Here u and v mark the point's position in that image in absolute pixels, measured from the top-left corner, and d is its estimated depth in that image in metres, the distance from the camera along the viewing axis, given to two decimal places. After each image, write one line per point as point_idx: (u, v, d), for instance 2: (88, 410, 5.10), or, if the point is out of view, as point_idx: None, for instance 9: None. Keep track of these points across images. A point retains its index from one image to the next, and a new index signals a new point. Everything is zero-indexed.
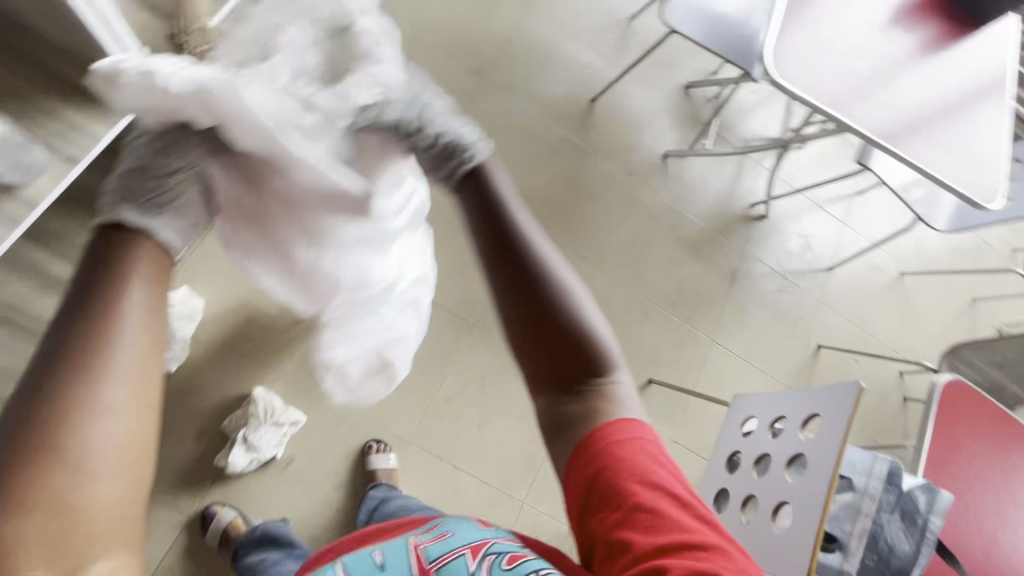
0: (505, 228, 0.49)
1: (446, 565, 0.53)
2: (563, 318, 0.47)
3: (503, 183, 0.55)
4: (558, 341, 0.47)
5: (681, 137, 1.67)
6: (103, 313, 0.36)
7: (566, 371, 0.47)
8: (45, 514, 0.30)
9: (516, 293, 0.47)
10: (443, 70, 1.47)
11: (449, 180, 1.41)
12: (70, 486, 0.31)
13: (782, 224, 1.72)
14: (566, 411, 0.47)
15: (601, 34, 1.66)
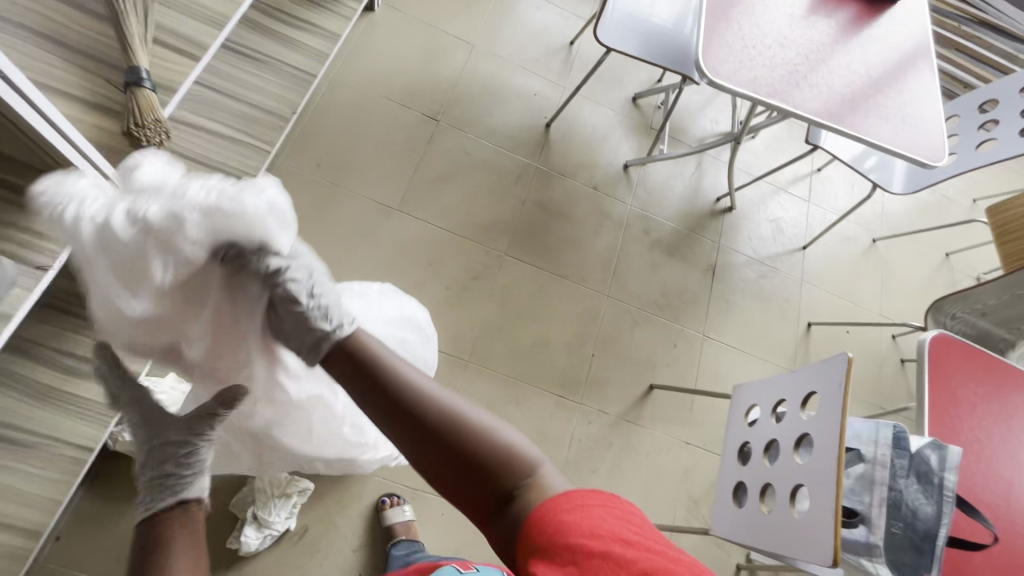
0: (382, 390, 0.52)
1: None
2: (469, 442, 0.50)
3: (373, 341, 0.56)
4: (471, 466, 0.50)
5: (637, 146, 1.73)
6: None
7: (491, 484, 0.50)
8: None
9: (415, 440, 0.50)
10: (400, 120, 1.51)
11: (422, 223, 1.43)
12: None
13: (750, 212, 1.76)
14: (505, 518, 0.49)
15: (545, 62, 1.73)
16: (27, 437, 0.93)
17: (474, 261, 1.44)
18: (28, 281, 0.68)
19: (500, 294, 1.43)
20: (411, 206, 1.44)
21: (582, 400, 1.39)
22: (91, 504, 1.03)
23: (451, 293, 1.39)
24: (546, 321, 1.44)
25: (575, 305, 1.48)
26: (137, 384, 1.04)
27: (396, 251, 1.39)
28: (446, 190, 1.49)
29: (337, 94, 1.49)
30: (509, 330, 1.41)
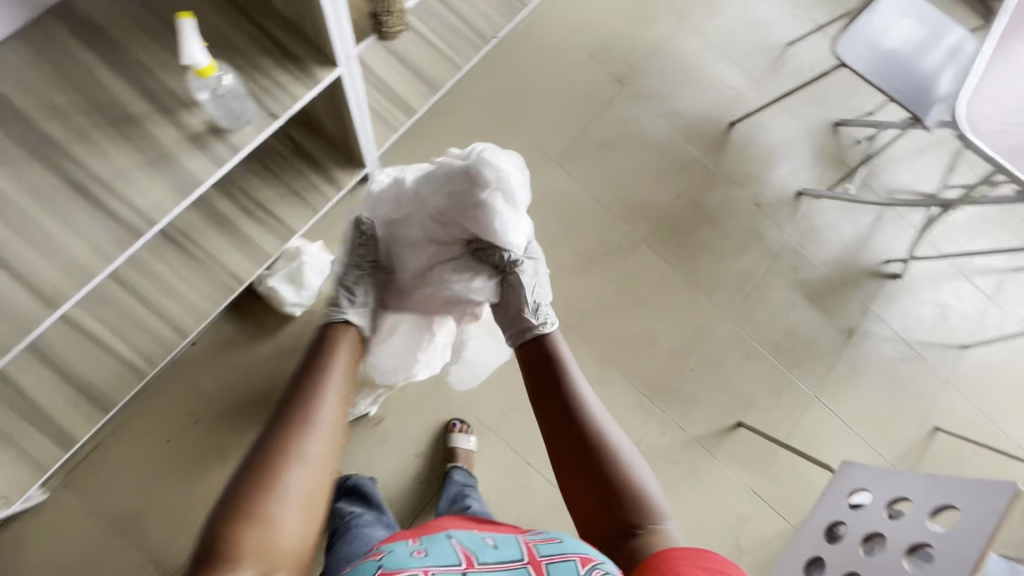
0: (563, 396, 0.72)
1: (557, 564, 0.52)
2: (603, 457, 0.66)
3: (561, 348, 0.79)
4: (601, 471, 0.66)
5: (820, 176, 1.57)
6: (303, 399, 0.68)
7: (620, 515, 0.63)
8: (248, 526, 0.54)
9: (566, 439, 0.69)
10: (587, 74, 1.48)
11: (572, 182, 1.42)
12: (273, 507, 0.57)
13: (917, 287, 1.56)
14: (624, 541, 0.61)
15: (754, 57, 1.59)
16: (201, 253, 1.07)
17: (608, 237, 1.41)
18: (258, 125, 0.76)
19: (622, 277, 1.40)
20: (567, 163, 1.43)
21: (664, 409, 1.36)
22: (226, 327, 1.17)
23: (576, 260, 1.38)
24: (657, 319, 1.40)
25: (692, 315, 1.42)
26: (292, 246, 1.16)
27: (539, 202, 1.40)
28: (606, 158, 1.45)
29: (537, 30, 1.47)
30: (618, 315, 1.38)
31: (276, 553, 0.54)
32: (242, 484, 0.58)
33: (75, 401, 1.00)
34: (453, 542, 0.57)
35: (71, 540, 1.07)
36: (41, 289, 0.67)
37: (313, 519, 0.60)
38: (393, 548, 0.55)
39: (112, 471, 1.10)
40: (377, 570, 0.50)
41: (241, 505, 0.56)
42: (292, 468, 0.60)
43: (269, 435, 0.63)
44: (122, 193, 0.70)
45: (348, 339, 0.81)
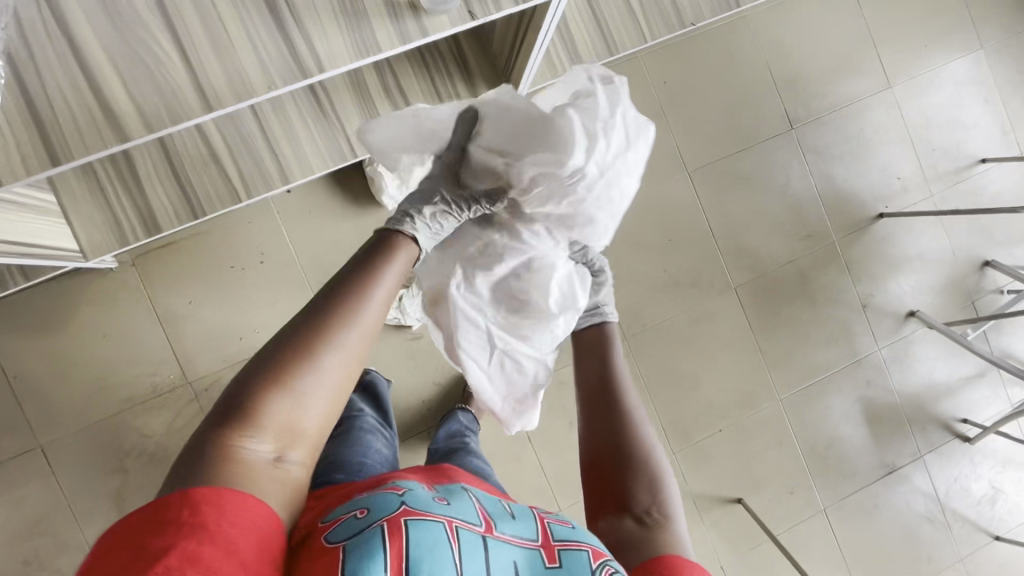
0: (609, 374, 0.73)
1: (574, 553, 0.51)
2: (632, 442, 0.66)
3: (616, 335, 0.80)
4: (626, 455, 0.65)
5: (942, 307, 1.44)
6: (357, 277, 0.59)
7: (631, 493, 0.61)
8: (270, 402, 0.49)
9: (603, 416, 0.69)
10: (761, 101, 1.37)
11: (693, 200, 1.35)
12: (298, 384, 0.51)
13: (980, 459, 1.45)
14: (630, 531, 0.58)
15: (937, 157, 1.44)
16: (332, 112, 1.07)
17: (703, 269, 1.35)
18: (455, 18, 0.73)
19: (698, 313, 1.35)
20: (698, 180, 1.35)
21: (676, 452, 1.33)
22: (323, 190, 1.20)
23: (662, 277, 1.34)
24: (711, 367, 1.35)
25: (745, 380, 1.36)
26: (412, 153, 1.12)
27: (654, 205, 1.34)
28: (739, 192, 1.37)
29: (734, 34, 1.37)
30: (676, 346, 1.34)
31: (293, 438, 0.50)
32: (273, 352, 0.51)
33: (173, 197, 1.04)
34: (472, 500, 0.55)
35: (120, 314, 1.14)
36: (201, 87, 0.68)
37: (338, 411, 0.54)
38: (413, 487, 0.53)
39: (175, 269, 1.16)
40: (401, 503, 0.49)
41: (274, 373, 0.50)
42: (325, 351, 0.52)
43: (317, 305, 0.55)
44: (307, 30, 0.69)
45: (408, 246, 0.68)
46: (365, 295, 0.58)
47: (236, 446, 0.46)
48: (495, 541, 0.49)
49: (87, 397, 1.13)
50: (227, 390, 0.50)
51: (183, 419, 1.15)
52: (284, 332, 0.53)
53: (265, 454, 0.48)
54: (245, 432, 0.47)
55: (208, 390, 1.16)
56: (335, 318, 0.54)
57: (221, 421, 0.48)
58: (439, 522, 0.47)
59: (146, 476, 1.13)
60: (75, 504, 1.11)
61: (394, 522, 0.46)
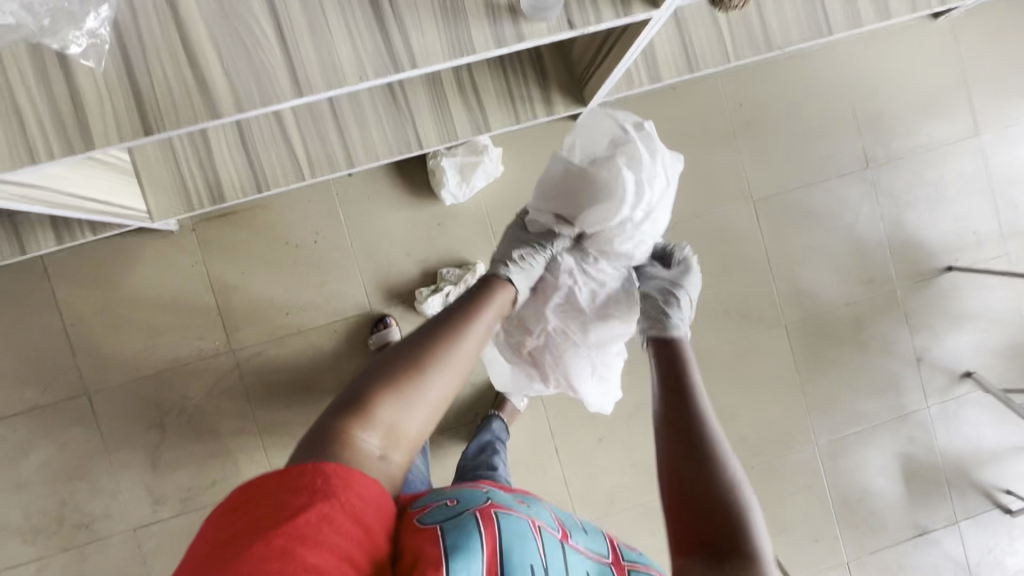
0: (684, 394, 0.66)
1: (642, 574, 0.53)
2: (711, 467, 0.58)
3: (689, 358, 0.73)
4: (703, 482, 0.57)
5: (1001, 372, 1.37)
6: (463, 314, 0.70)
7: (713, 535, 0.53)
8: (382, 406, 0.58)
9: (676, 436, 0.61)
10: (838, 134, 1.32)
11: (753, 229, 1.31)
12: (409, 396, 0.60)
13: (1019, 533, 1.39)
14: None
15: (1019, 215, 1.37)
16: (405, 102, 1.06)
17: (755, 301, 1.31)
18: (553, 26, 0.72)
19: (743, 346, 1.31)
20: (762, 209, 1.31)
21: None
22: (383, 177, 1.20)
23: (711, 304, 1.30)
24: (749, 402, 1.32)
25: (783, 419, 1.32)
26: (480, 139, 1.14)
27: (712, 229, 1.30)
28: (802, 226, 1.32)
29: (819, 62, 1.31)
30: (716, 376, 1.31)
31: (396, 442, 0.58)
32: (395, 363, 0.62)
33: (241, 169, 1.05)
34: (549, 512, 0.59)
35: (175, 276, 1.17)
36: (295, 71, 0.68)
37: (432, 424, 0.62)
38: (497, 493, 0.58)
39: (233, 238, 1.18)
40: (488, 499, 0.54)
41: (391, 383, 0.60)
42: (436, 368, 0.63)
43: (432, 329, 0.67)
44: (405, 23, 0.68)
45: (505, 293, 0.78)
46: (466, 329, 0.68)
47: (354, 435, 0.55)
48: (570, 547, 0.53)
49: (136, 352, 1.16)
50: (349, 390, 0.60)
51: (223, 386, 1.17)
52: (396, 352, 0.64)
53: (370, 449, 0.55)
54: (359, 425, 0.56)
55: (250, 361, 1.18)
56: (449, 345, 0.66)
57: (343, 413, 0.57)
58: (523, 521, 0.52)
59: (182, 435, 1.16)
60: (114, 452, 1.15)
61: (485, 511, 0.51)
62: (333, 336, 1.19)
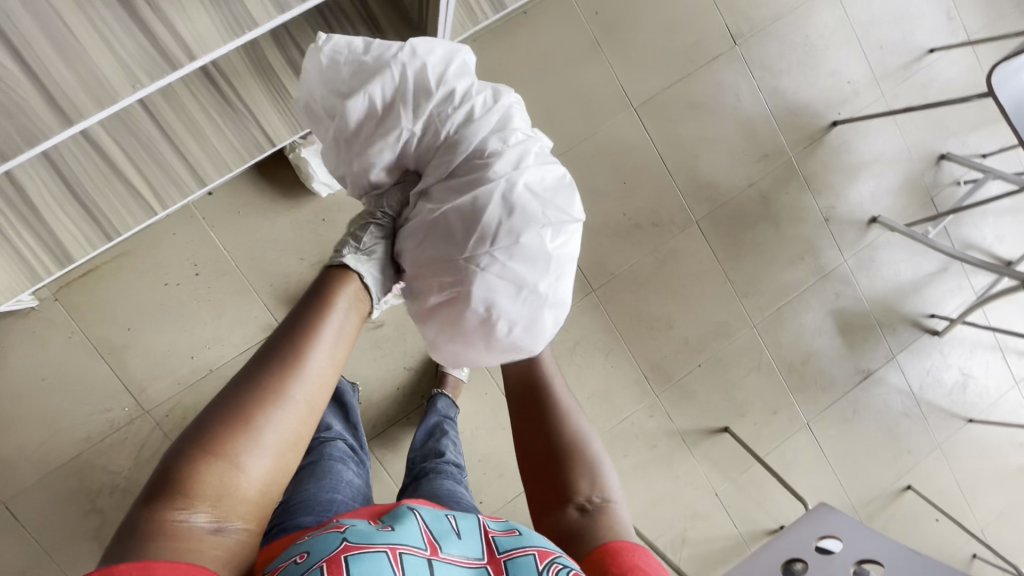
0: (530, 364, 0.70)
1: (517, 560, 0.50)
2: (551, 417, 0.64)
3: None
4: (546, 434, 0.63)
5: (902, 208, 1.43)
6: (302, 332, 0.54)
7: (569, 482, 0.60)
8: (209, 471, 0.46)
9: (527, 405, 0.67)
10: (699, 16, 1.29)
11: (642, 136, 1.29)
12: (247, 452, 0.47)
13: (949, 349, 1.49)
14: (573, 519, 0.57)
15: (885, 54, 1.39)
16: (236, 98, 0.96)
17: (662, 207, 1.31)
18: None
19: (662, 253, 1.31)
20: (645, 114, 1.28)
21: (660, 394, 1.33)
22: (247, 187, 1.11)
23: (622, 221, 1.29)
24: (683, 305, 1.33)
25: (717, 311, 1.35)
26: None
27: (603, 146, 1.27)
28: (688, 121, 1.31)
29: None
30: (646, 289, 1.31)
31: (237, 507, 0.47)
32: (217, 413, 0.48)
33: (77, 220, 0.93)
34: (419, 521, 0.53)
35: (54, 353, 1.06)
36: (54, 94, 0.60)
37: (286, 469, 0.51)
38: (356, 523, 0.52)
39: (104, 296, 1.07)
40: (340, 541, 0.47)
41: (219, 442, 0.47)
42: (274, 406, 0.49)
43: (270, 355, 0.52)
44: (171, 18, 0.61)
45: (353, 288, 0.60)
46: (313, 345, 0.54)
47: (171, 517, 0.44)
48: (440, 564, 0.48)
49: (40, 443, 1.07)
50: (166, 458, 0.47)
51: (149, 450, 1.10)
52: (223, 397, 0.50)
53: (205, 527, 0.45)
54: (180, 505, 0.44)
55: (168, 416, 1.10)
56: (289, 374, 0.51)
57: (159, 493, 0.45)
58: (380, 552, 0.46)
59: (122, 512, 1.09)
60: (53, 553, 1.07)
61: (334, 561, 0.45)
62: None
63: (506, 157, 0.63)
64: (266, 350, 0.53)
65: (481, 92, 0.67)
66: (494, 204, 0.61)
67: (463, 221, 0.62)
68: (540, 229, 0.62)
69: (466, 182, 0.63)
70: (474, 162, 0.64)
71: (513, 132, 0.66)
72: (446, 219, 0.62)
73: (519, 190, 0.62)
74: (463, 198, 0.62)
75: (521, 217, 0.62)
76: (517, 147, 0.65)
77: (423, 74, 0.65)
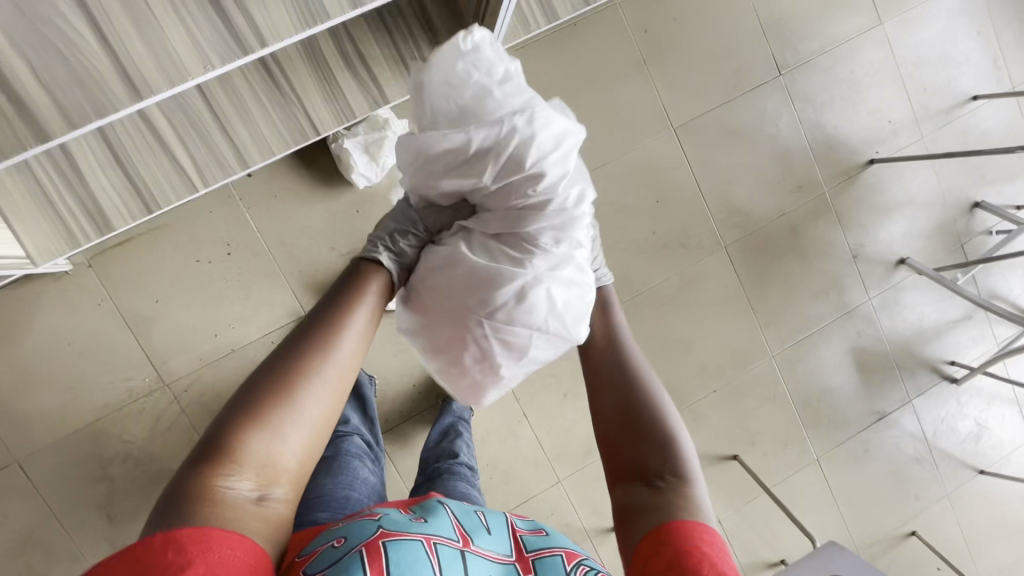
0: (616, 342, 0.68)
1: (544, 560, 0.52)
2: (634, 391, 0.62)
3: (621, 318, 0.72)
4: (623, 408, 0.61)
5: (931, 253, 1.42)
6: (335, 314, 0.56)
7: (643, 458, 0.57)
8: (252, 441, 0.47)
9: (606, 374, 0.65)
10: (746, 44, 1.30)
11: (679, 157, 1.29)
12: (287, 424, 0.49)
13: (966, 398, 1.48)
14: (645, 497, 0.54)
15: (928, 97, 1.39)
16: (288, 85, 0.97)
17: (692, 230, 1.31)
18: None
19: (688, 275, 1.31)
20: (684, 136, 1.29)
21: None
22: (285, 172, 1.12)
23: (651, 240, 1.29)
24: (703, 329, 1.33)
25: (737, 338, 1.35)
26: (379, 114, 1.06)
27: (639, 164, 1.28)
28: (726, 146, 1.31)
29: None
30: (669, 309, 1.31)
31: (278, 476, 0.48)
32: (256, 388, 0.50)
33: (121, 191, 0.94)
34: (450, 516, 0.54)
35: (82, 318, 1.08)
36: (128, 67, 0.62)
37: (320, 443, 0.52)
38: (389, 512, 0.52)
39: (136, 267, 1.08)
40: (377, 528, 0.48)
41: (260, 413, 0.48)
42: (312, 381, 0.51)
43: (306, 336, 0.55)
44: None
45: (378, 282, 0.63)
46: (345, 326, 0.56)
47: (216, 483, 0.44)
48: (473, 555, 0.49)
49: (59, 406, 1.08)
50: (206, 431, 0.48)
51: (165, 423, 1.10)
52: (261, 373, 0.51)
53: (248, 495, 0.45)
54: (224, 472, 0.45)
55: (187, 391, 1.11)
56: (324, 353, 0.53)
57: (203, 461, 0.45)
58: (415, 541, 0.47)
59: (133, 482, 1.10)
60: (63, 516, 1.08)
61: (373, 545, 0.45)
62: (270, 348, 1.13)
63: (553, 257, 0.65)
64: (300, 332, 0.55)
65: (574, 189, 0.67)
66: (512, 286, 0.64)
67: (494, 284, 0.63)
68: (537, 327, 0.65)
69: (498, 254, 0.65)
70: (532, 230, 0.66)
71: (569, 234, 0.66)
72: (482, 272, 0.63)
73: (540, 290, 0.64)
74: (503, 264, 0.64)
75: (527, 300, 0.64)
76: (570, 249, 0.67)
77: (530, 150, 0.64)
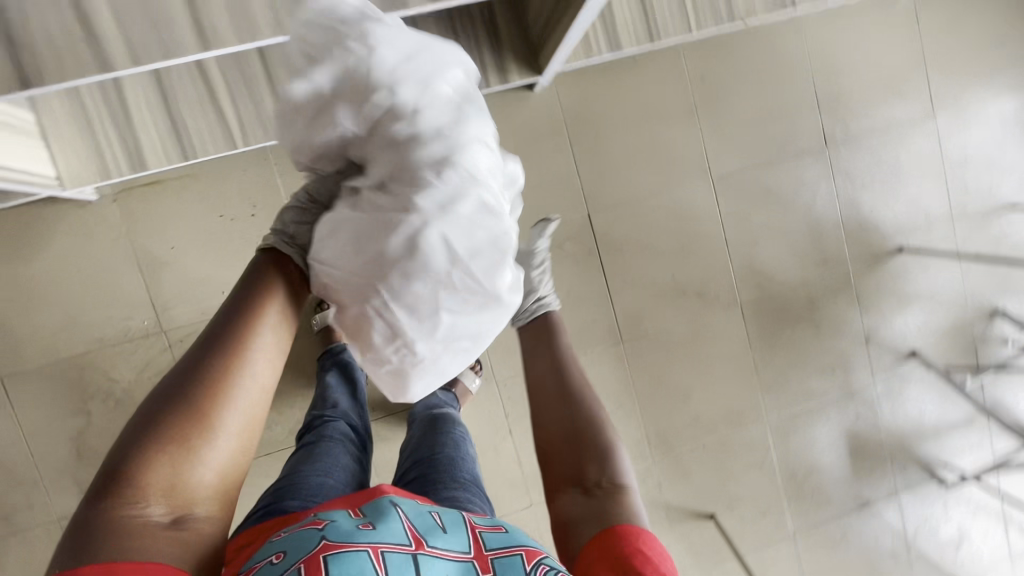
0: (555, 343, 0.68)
1: (504, 560, 0.49)
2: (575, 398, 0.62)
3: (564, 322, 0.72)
4: (564, 414, 0.61)
5: (943, 351, 1.41)
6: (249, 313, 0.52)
7: (581, 465, 0.57)
8: (157, 465, 0.46)
9: (543, 380, 0.65)
10: (798, 111, 1.30)
11: (711, 208, 1.29)
12: (198, 442, 0.47)
13: (953, 503, 1.45)
14: (583, 505, 0.54)
15: (967, 197, 1.39)
16: None
17: (712, 281, 1.30)
18: None
19: (699, 325, 1.30)
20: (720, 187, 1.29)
21: (657, 462, 1.31)
22: None
23: (669, 283, 1.29)
24: (704, 382, 1.32)
25: (736, 397, 1.33)
26: None
27: (672, 206, 1.27)
28: (760, 206, 1.31)
29: (783, 39, 1.29)
30: (673, 355, 1.30)
31: (194, 496, 0.47)
32: (161, 408, 0.47)
33: (162, 133, 0.95)
34: (402, 515, 0.51)
35: (96, 250, 1.07)
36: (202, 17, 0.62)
37: (246, 449, 0.51)
38: (336, 517, 0.50)
39: (160, 210, 1.09)
40: (318, 541, 0.46)
41: (168, 436, 0.46)
42: (222, 394, 0.49)
43: (206, 354, 0.50)
44: None
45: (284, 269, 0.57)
46: (257, 329, 0.52)
47: (125, 515, 0.44)
48: (425, 559, 0.47)
49: (54, 333, 1.07)
50: (110, 457, 0.46)
51: (154, 369, 1.10)
52: (164, 390, 0.48)
53: (162, 522, 0.45)
54: (133, 501, 0.44)
55: (182, 342, 1.10)
56: (232, 358, 0.50)
57: (108, 491, 0.44)
58: (359, 553, 0.45)
59: (110, 422, 1.09)
60: (33, 442, 1.07)
61: (311, 563, 0.44)
62: None
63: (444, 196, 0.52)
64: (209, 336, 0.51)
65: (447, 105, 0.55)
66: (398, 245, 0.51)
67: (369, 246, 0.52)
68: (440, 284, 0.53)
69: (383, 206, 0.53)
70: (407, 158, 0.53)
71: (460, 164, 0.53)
72: (357, 238, 0.52)
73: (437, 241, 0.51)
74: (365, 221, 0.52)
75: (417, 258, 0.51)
76: (459, 150, 0.54)
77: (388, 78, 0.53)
